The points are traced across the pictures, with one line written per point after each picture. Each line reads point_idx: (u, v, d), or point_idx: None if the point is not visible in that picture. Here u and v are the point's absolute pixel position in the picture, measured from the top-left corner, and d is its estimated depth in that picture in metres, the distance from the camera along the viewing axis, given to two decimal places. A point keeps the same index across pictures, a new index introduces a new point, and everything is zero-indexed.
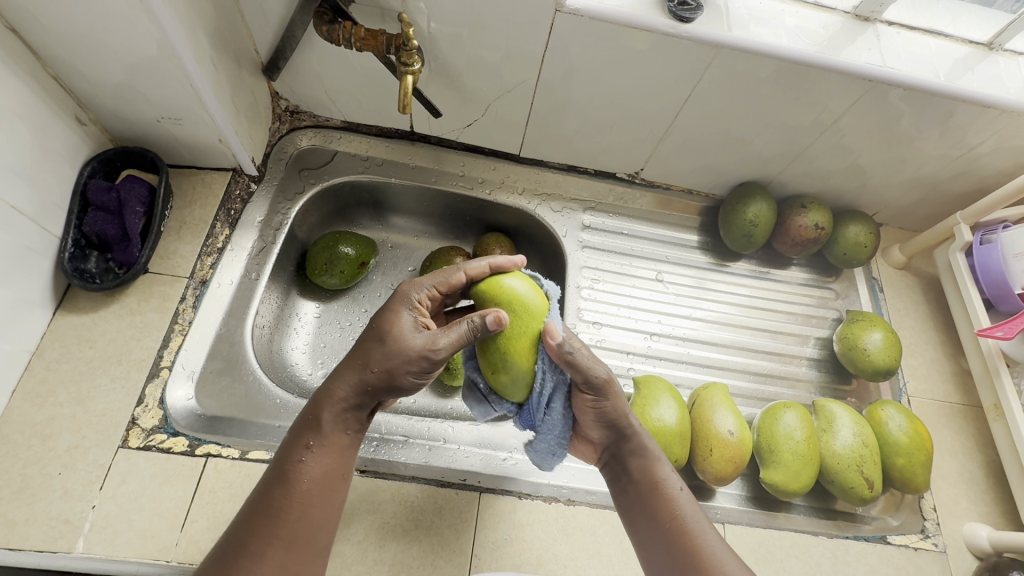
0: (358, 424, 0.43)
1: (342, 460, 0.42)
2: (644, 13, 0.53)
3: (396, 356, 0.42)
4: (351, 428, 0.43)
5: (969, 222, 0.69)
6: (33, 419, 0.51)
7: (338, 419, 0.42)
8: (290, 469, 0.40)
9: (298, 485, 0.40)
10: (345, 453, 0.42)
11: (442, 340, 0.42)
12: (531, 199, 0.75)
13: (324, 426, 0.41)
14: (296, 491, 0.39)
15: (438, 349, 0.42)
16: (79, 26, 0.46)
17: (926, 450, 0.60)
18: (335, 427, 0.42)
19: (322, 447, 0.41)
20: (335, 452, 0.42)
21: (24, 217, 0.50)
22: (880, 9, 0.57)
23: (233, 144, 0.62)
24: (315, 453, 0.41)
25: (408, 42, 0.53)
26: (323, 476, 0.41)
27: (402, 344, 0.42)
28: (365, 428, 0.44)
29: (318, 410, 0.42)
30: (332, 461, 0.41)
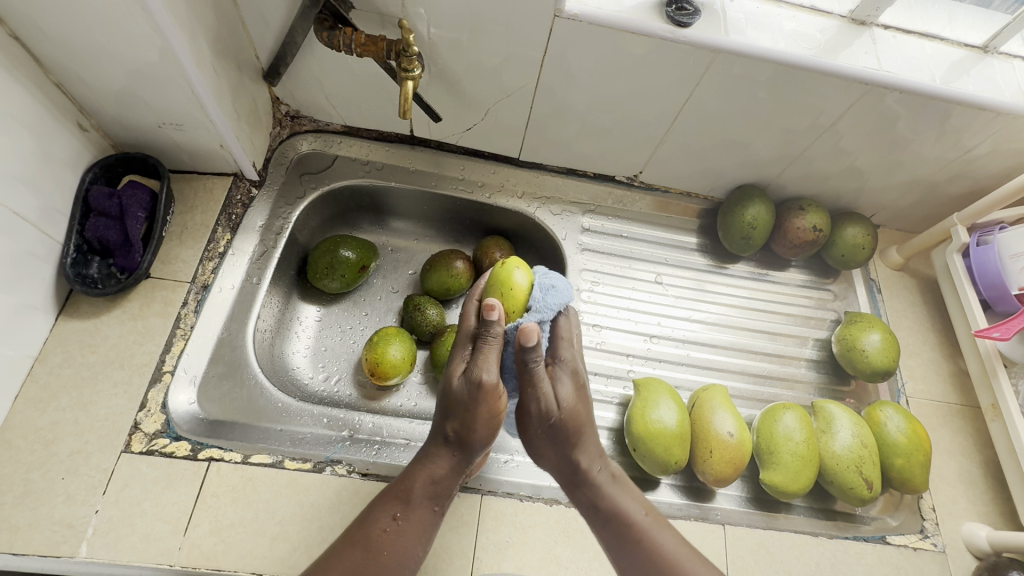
0: (443, 499, 0.45)
1: (421, 538, 0.43)
2: (642, 18, 0.54)
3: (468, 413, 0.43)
4: (436, 503, 0.44)
5: (966, 223, 0.69)
6: (35, 424, 0.51)
7: (426, 495, 0.44)
8: (373, 537, 0.42)
9: (378, 555, 0.41)
10: (425, 530, 0.43)
11: (485, 368, 0.42)
12: (531, 202, 0.76)
13: (412, 498, 0.43)
14: (374, 560, 0.41)
15: (481, 377, 0.42)
16: (82, 33, 0.47)
17: (925, 451, 0.60)
18: (421, 500, 0.44)
19: (406, 519, 0.43)
20: (418, 527, 0.43)
21: (27, 224, 0.51)
22: (876, 13, 0.58)
23: (234, 149, 0.63)
24: (401, 524, 0.43)
25: (408, 47, 0.53)
26: (403, 548, 0.42)
27: (463, 394, 0.43)
28: (446, 509, 0.45)
29: (409, 483, 0.44)
30: (412, 534, 0.43)
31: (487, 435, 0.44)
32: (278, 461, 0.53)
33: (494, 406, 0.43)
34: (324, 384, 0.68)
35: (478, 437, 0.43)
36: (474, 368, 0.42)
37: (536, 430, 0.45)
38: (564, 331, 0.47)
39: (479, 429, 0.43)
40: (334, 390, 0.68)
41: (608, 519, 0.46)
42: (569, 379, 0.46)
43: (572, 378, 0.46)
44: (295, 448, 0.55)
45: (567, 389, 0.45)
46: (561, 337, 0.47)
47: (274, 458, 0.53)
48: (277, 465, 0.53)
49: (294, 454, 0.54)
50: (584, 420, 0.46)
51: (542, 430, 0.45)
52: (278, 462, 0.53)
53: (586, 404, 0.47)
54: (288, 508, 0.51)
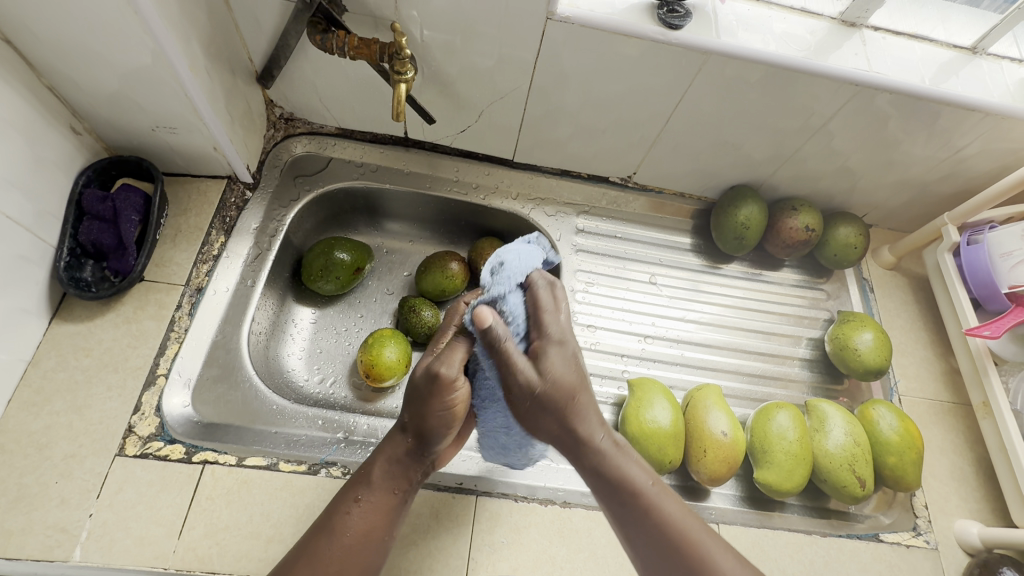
0: (405, 483, 0.44)
1: (385, 518, 0.43)
2: (634, 20, 0.54)
3: (426, 401, 0.42)
4: (399, 487, 0.44)
5: (957, 223, 0.70)
6: (29, 428, 0.51)
7: (386, 475, 0.44)
8: (336, 518, 0.42)
9: (341, 538, 0.41)
10: (389, 513, 0.43)
11: (446, 362, 0.42)
12: (525, 203, 0.76)
13: (372, 481, 0.43)
14: (338, 542, 0.41)
15: (439, 371, 0.42)
16: (74, 37, 0.47)
17: (917, 449, 0.60)
18: (383, 484, 0.43)
19: (369, 501, 0.43)
20: (380, 508, 0.43)
21: (19, 227, 0.50)
22: (866, 15, 0.58)
23: (228, 152, 0.63)
24: (362, 507, 0.43)
25: (401, 50, 0.53)
26: (365, 530, 0.42)
27: (423, 384, 0.42)
28: (413, 491, 0.45)
29: (370, 465, 0.44)
30: (376, 517, 0.43)
31: (445, 424, 0.43)
32: (273, 463, 0.53)
33: (450, 398, 0.42)
34: (319, 386, 0.68)
35: (436, 427, 0.43)
36: (434, 362, 0.43)
37: (526, 406, 0.41)
38: (545, 302, 0.41)
39: (437, 417, 0.43)
40: (329, 392, 0.68)
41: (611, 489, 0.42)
42: (557, 350, 0.41)
43: (560, 348, 0.41)
44: (290, 451, 0.55)
45: (558, 361, 0.40)
46: (542, 309, 0.41)
47: (269, 461, 0.53)
48: (273, 468, 0.53)
49: (290, 456, 0.54)
50: (577, 388, 0.41)
51: (530, 407, 0.41)
52: (274, 465, 0.53)
53: (568, 364, 0.41)
54: (283, 510, 0.51)
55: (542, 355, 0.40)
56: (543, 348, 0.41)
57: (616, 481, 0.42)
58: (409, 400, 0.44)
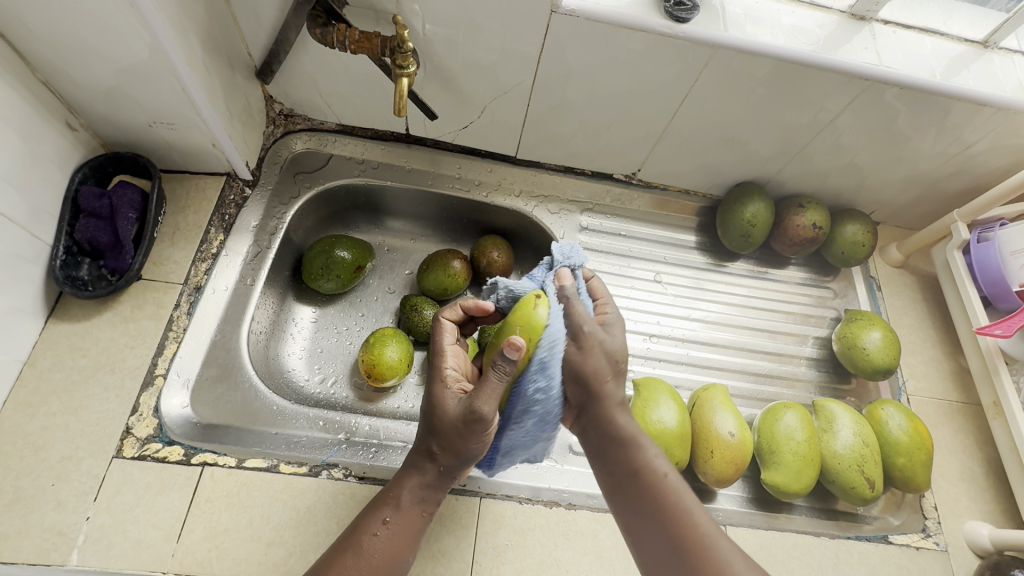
0: (432, 506, 0.45)
1: (410, 541, 0.43)
2: (640, 13, 0.53)
3: (458, 433, 0.42)
4: (427, 510, 0.45)
5: (966, 220, 0.69)
6: (24, 430, 0.50)
7: (414, 499, 0.44)
8: (362, 538, 0.42)
9: (368, 558, 0.41)
10: (414, 535, 0.44)
11: (485, 401, 0.41)
12: (528, 201, 0.75)
13: (402, 504, 0.43)
14: (363, 563, 0.41)
15: (482, 411, 0.41)
16: (69, 30, 0.45)
17: (927, 450, 0.60)
18: (412, 507, 0.44)
19: (396, 523, 0.43)
20: (407, 530, 0.43)
21: (15, 225, 0.50)
22: (876, 8, 0.57)
23: (226, 148, 0.62)
24: (390, 529, 0.42)
25: (403, 44, 0.52)
26: (391, 552, 0.42)
27: (461, 420, 0.42)
28: (435, 513, 0.46)
29: (398, 488, 0.44)
30: (402, 540, 0.43)
31: (479, 453, 0.44)
32: (274, 465, 0.52)
33: (486, 432, 0.42)
34: (320, 387, 0.67)
35: (471, 456, 0.44)
36: (473, 401, 0.41)
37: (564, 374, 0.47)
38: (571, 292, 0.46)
39: (472, 447, 0.43)
40: (330, 393, 0.67)
41: (626, 468, 0.47)
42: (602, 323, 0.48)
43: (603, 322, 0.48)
44: (292, 452, 0.54)
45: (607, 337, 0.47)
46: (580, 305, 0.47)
47: (269, 463, 0.52)
48: (274, 470, 0.52)
49: (290, 458, 0.53)
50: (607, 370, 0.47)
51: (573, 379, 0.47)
52: (275, 466, 0.52)
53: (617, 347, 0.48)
54: (284, 513, 0.50)
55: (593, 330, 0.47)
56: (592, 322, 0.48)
57: (636, 464, 0.47)
58: (438, 429, 0.43)
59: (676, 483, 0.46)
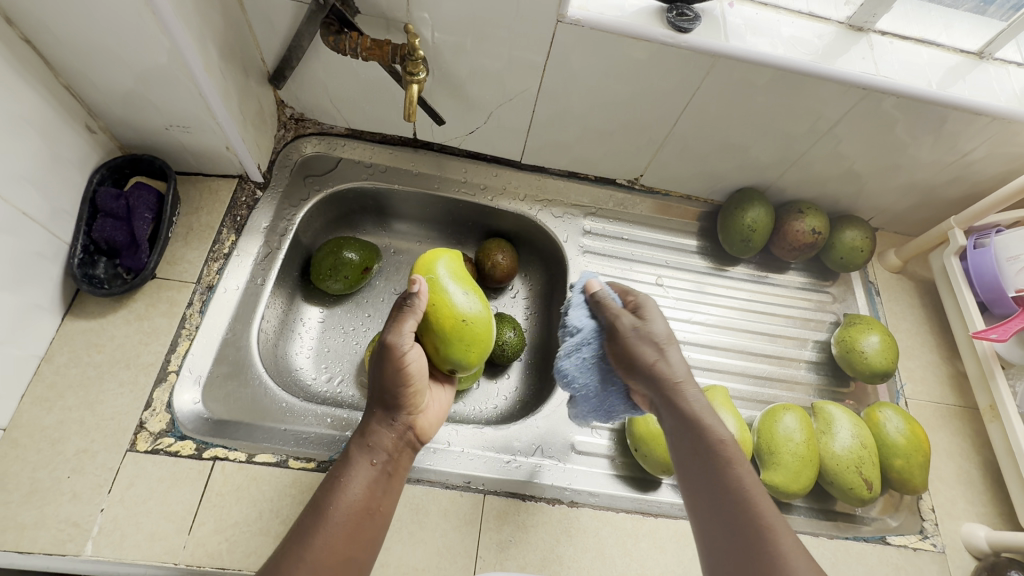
0: (383, 453, 0.47)
1: (367, 488, 0.45)
2: (643, 23, 0.54)
3: (380, 370, 0.48)
4: (378, 458, 0.47)
5: (963, 226, 0.70)
6: (41, 423, 0.51)
7: (363, 447, 0.47)
8: (320, 497, 0.43)
9: (326, 509, 0.42)
10: (372, 483, 0.45)
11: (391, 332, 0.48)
12: (532, 205, 0.76)
13: (351, 454, 0.46)
14: (323, 514, 0.42)
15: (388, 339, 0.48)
16: (91, 35, 0.47)
17: (924, 452, 0.61)
18: (361, 455, 0.46)
19: (351, 475, 0.45)
20: (361, 480, 0.45)
21: (35, 224, 0.51)
22: (873, 20, 0.59)
23: (240, 151, 0.63)
24: (345, 479, 0.44)
25: (414, 52, 0.54)
26: (350, 501, 0.43)
27: (378, 356, 0.48)
28: (392, 463, 0.48)
29: (347, 446, 0.47)
30: (360, 488, 0.44)
31: (405, 385, 0.48)
32: (283, 460, 0.53)
33: (399, 359, 0.48)
34: (327, 385, 0.69)
35: (397, 387, 0.48)
36: (387, 334, 0.48)
37: (622, 351, 0.51)
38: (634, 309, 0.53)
39: (392, 374, 0.48)
40: (337, 391, 0.69)
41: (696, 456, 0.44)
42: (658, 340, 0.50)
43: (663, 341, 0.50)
44: (300, 448, 0.55)
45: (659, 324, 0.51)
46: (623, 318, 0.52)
47: (279, 458, 0.53)
48: (283, 465, 0.53)
49: (299, 453, 0.54)
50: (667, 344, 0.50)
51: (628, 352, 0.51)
52: (284, 462, 0.53)
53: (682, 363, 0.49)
54: (293, 507, 0.51)
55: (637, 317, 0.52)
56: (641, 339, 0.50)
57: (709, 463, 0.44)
58: (370, 380, 0.50)
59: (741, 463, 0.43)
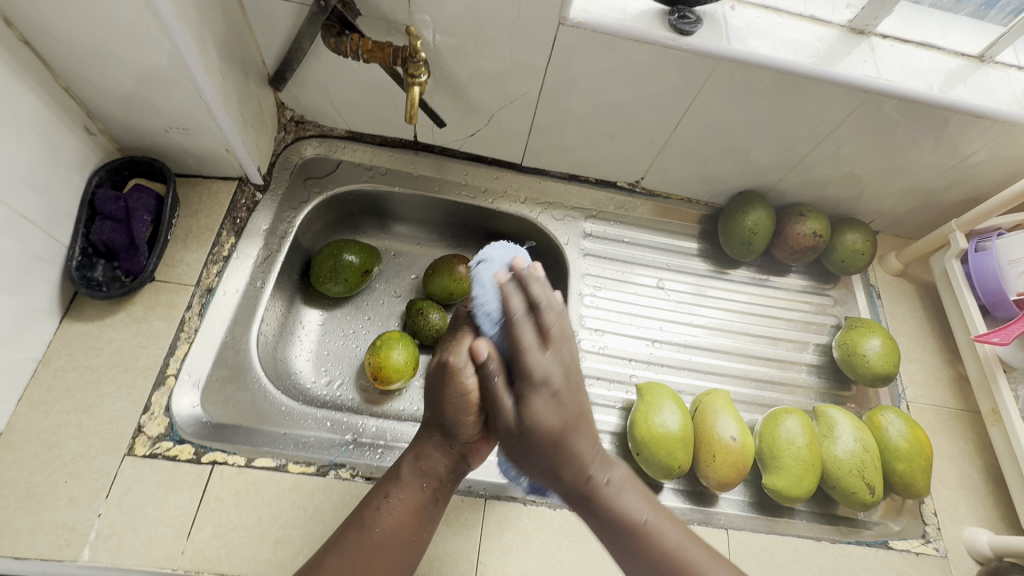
0: (435, 480, 0.46)
1: (414, 514, 0.45)
2: (645, 26, 0.54)
3: (436, 391, 0.46)
4: (428, 485, 0.46)
5: (964, 230, 0.70)
6: (38, 427, 0.51)
7: (414, 472, 0.46)
8: (366, 513, 0.44)
9: (370, 532, 0.43)
10: (419, 510, 0.45)
11: (455, 351, 0.46)
12: (533, 207, 0.76)
13: (402, 476, 0.46)
14: (366, 537, 0.43)
15: (451, 360, 0.45)
16: (92, 36, 0.47)
17: (926, 456, 0.60)
18: (412, 480, 0.46)
19: (398, 497, 0.45)
20: (408, 505, 0.45)
21: (32, 225, 0.51)
22: (874, 23, 0.59)
23: (239, 153, 0.63)
24: (392, 503, 0.44)
25: (415, 54, 0.53)
26: (394, 524, 0.44)
27: (438, 374, 0.46)
28: (442, 489, 0.47)
29: (399, 464, 0.47)
30: (405, 512, 0.44)
31: (465, 414, 0.46)
32: (282, 464, 0.53)
33: (462, 384, 0.45)
34: (326, 389, 0.68)
35: (455, 415, 0.46)
36: (445, 354, 0.46)
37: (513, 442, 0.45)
38: (524, 340, 0.43)
39: (454, 399, 0.45)
40: (336, 395, 0.68)
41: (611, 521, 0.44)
42: (539, 392, 0.43)
43: (546, 391, 0.43)
44: (300, 452, 0.55)
45: (541, 401, 0.43)
46: (524, 347, 0.43)
47: (278, 462, 0.53)
48: (283, 470, 0.53)
49: (299, 458, 0.54)
50: (561, 429, 0.43)
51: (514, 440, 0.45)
52: (283, 466, 0.53)
53: (557, 409, 0.43)
54: (292, 512, 0.51)
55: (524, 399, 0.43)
56: (524, 392, 0.43)
57: (606, 510, 0.45)
58: (429, 398, 0.47)
59: (659, 523, 0.45)
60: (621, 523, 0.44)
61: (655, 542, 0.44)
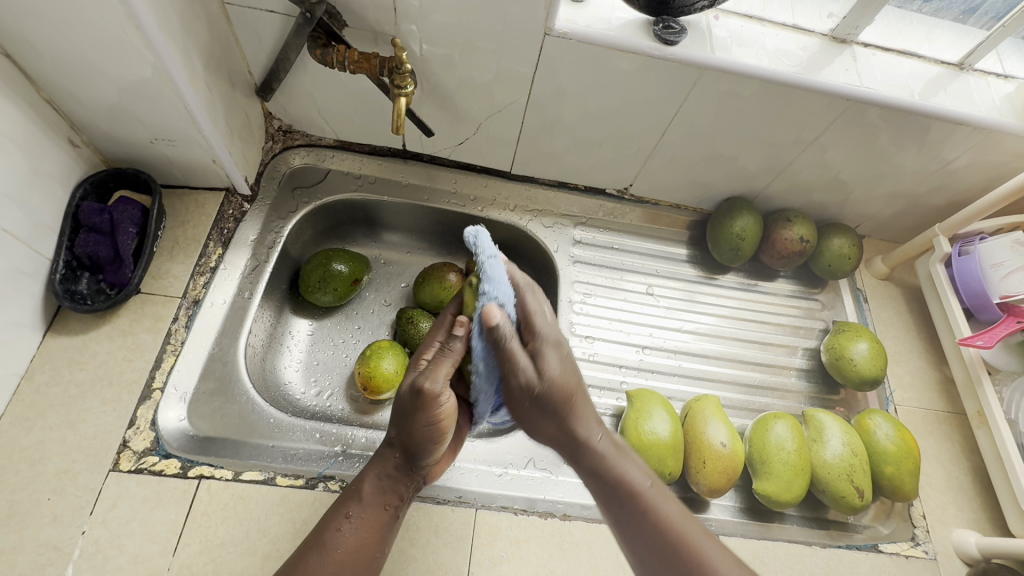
0: (395, 499, 0.45)
1: (374, 532, 0.44)
2: (629, 36, 0.55)
3: (407, 413, 0.44)
4: (390, 503, 0.45)
5: (947, 234, 0.71)
6: (20, 444, 0.50)
7: (375, 490, 0.44)
8: (326, 534, 0.42)
9: (332, 554, 0.41)
10: (379, 528, 0.44)
11: (431, 378, 0.43)
12: (523, 215, 0.76)
13: (363, 497, 0.44)
14: (328, 558, 0.41)
15: (425, 388, 0.42)
16: (73, 49, 0.47)
17: (913, 459, 0.61)
18: (374, 500, 0.44)
19: (359, 517, 0.43)
20: (370, 524, 0.44)
21: (16, 240, 0.50)
22: (856, 32, 0.60)
23: (226, 164, 0.63)
24: (353, 523, 0.43)
25: (401, 65, 0.53)
26: (355, 546, 0.42)
27: (410, 398, 0.43)
28: (402, 507, 0.46)
29: (360, 482, 0.45)
30: (365, 533, 0.43)
31: (434, 437, 0.44)
32: (270, 477, 0.53)
33: (436, 413, 0.43)
34: (316, 399, 0.68)
35: (424, 438, 0.44)
36: (422, 379, 0.43)
37: (524, 403, 0.45)
38: (533, 307, 0.44)
39: (422, 429, 0.43)
40: (326, 405, 0.68)
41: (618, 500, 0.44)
42: (552, 350, 0.44)
43: (557, 349, 0.45)
44: (289, 465, 0.55)
45: (553, 361, 0.44)
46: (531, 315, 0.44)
47: (266, 475, 0.52)
48: (271, 482, 0.52)
49: (287, 471, 0.54)
50: (573, 389, 0.44)
51: (528, 403, 0.45)
52: (271, 479, 0.52)
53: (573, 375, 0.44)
54: (280, 526, 0.50)
55: (540, 357, 0.44)
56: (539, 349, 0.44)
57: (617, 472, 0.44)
58: (396, 417, 0.45)
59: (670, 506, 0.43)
60: (625, 489, 0.43)
61: (654, 513, 0.42)
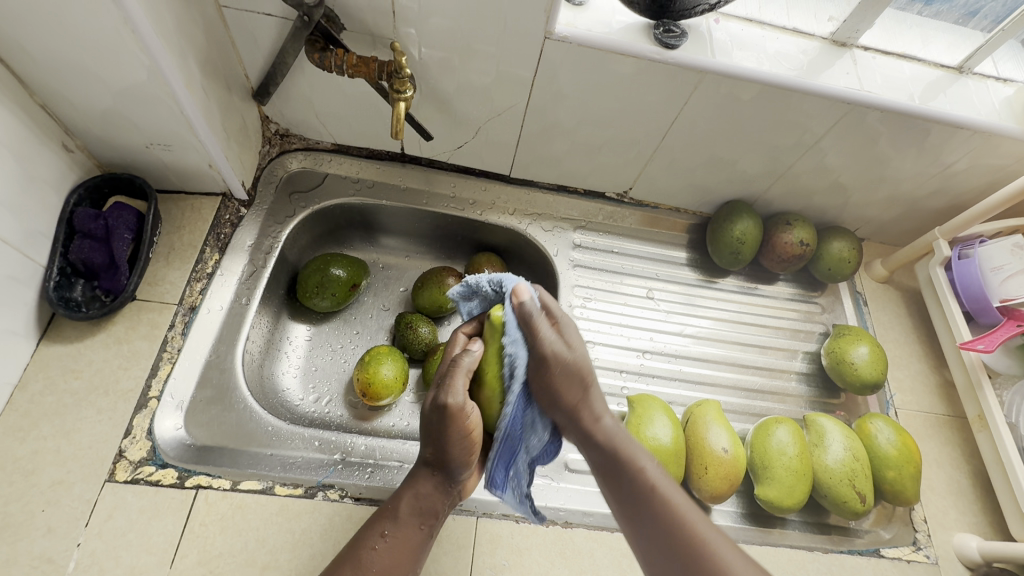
0: (432, 517, 0.45)
1: (409, 552, 0.43)
2: (629, 39, 0.55)
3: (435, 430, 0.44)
4: (426, 522, 0.45)
5: (947, 238, 0.71)
6: (13, 454, 0.49)
7: (412, 510, 0.44)
8: (361, 553, 0.41)
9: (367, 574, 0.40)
10: (413, 547, 0.43)
11: (450, 393, 0.43)
12: (522, 219, 0.76)
13: (400, 515, 0.44)
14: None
15: (445, 402, 0.43)
16: (67, 53, 0.46)
17: (915, 464, 0.61)
18: (410, 519, 0.44)
19: (394, 536, 0.43)
20: (405, 543, 0.43)
21: (8, 247, 0.49)
22: (856, 35, 0.59)
23: (223, 169, 0.62)
24: (388, 542, 0.42)
25: (401, 70, 0.53)
26: (390, 565, 0.42)
27: (434, 415, 0.43)
28: (438, 526, 0.45)
29: (397, 500, 0.45)
30: (400, 553, 0.43)
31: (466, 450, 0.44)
32: (269, 487, 0.52)
33: (463, 423, 0.43)
34: (314, 406, 0.67)
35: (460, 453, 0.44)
36: (439, 394, 0.43)
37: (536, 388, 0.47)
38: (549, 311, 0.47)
39: (460, 446, 0.44)
40: (324, 412, 0.67)
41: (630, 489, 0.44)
42: (565, 344, 0.46)
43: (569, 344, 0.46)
44: (288, 473, 0.54)
45: (565, 351, 0.46)
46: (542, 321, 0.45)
47: (264, 485, 0.52)
48: (269, 492, 0.51)
49: (285, 480, 0.53)
50: (586, 378, 0.47)
51: (541, 389, 0.46)
52: (270, 489, 0.52)
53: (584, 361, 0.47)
54: (279, 536, 0.50)
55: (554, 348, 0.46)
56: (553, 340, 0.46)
57: (628, 467, 0.45)
58: (427, 436, 0.45)
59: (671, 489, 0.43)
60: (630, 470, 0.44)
61: (663, 500, 0.43)
